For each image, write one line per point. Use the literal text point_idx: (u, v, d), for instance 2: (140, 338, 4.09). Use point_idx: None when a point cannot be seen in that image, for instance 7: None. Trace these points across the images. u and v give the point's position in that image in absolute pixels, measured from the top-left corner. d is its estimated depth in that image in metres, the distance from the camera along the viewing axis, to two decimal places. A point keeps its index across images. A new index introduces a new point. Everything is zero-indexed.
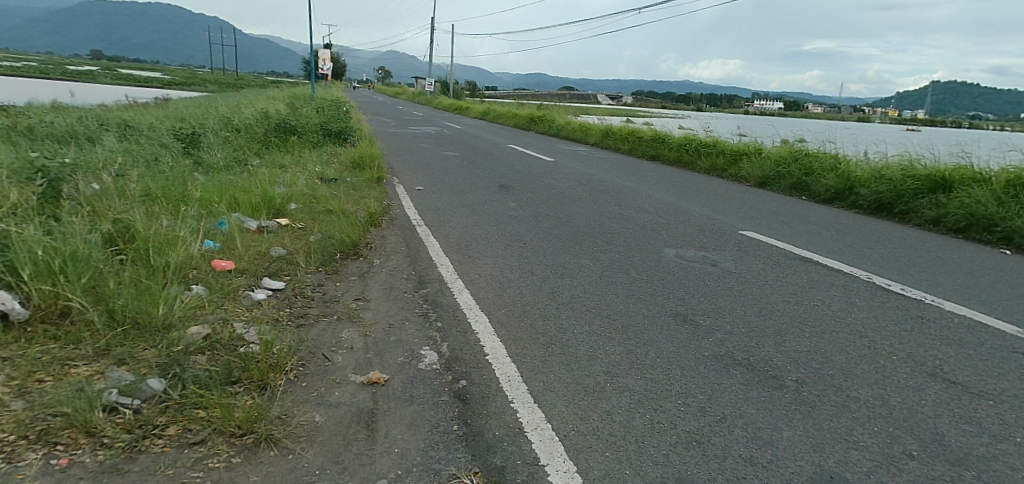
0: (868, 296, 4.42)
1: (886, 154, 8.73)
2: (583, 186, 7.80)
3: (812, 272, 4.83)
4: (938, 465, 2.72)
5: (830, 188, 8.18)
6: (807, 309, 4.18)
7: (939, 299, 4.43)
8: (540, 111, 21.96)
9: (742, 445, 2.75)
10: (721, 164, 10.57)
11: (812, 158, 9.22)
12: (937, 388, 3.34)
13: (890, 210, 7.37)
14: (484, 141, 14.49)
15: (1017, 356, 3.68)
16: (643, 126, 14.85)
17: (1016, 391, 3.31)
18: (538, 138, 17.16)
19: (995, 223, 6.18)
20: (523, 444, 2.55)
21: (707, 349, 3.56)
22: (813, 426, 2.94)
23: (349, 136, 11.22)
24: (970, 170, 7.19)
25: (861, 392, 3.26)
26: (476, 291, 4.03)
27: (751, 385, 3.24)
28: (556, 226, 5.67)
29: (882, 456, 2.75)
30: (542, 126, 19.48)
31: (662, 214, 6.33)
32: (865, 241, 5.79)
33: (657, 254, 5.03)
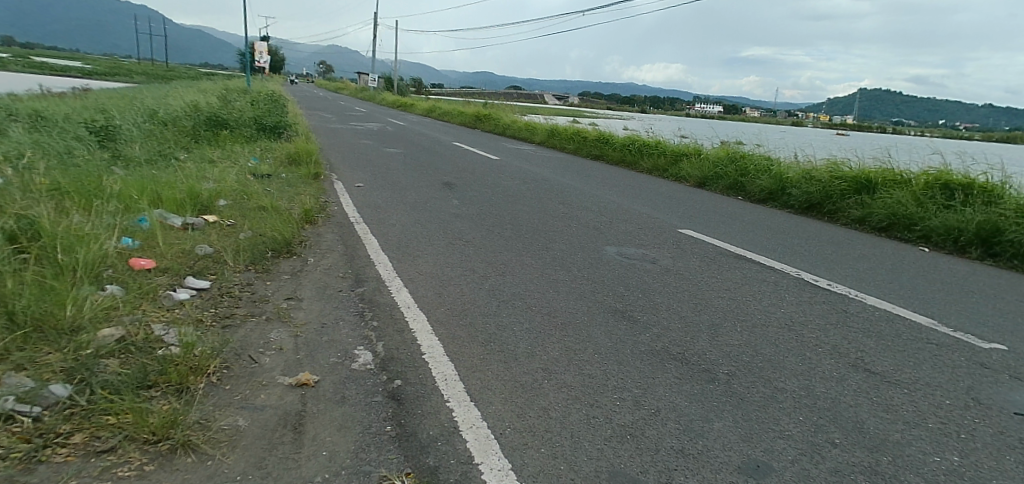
0: (797, 292, 4.60)
1: (815, 157, 9.15)
2: (527, 184, 7.84)
3: (745, 268, 4.99)
4: (857, 451, 2.86)
5: (764, 189, 8.50)
6: (739, 304, 4.31)
7: (862, 294, 4.66)
8: (486, 109, 22.00)
9: (675, 437, 2.82)
10: (662, 165, 10.82)
11: (747, 159, 9.56)
12: (859, 378, 3.51)
13: (819, 210, 7.71)
14: (429, 138, 14.35)
15: (930, 347, 3.92)
16: (587, 127, 15.03)
17: (928, 380, 3.53)
18: (483, 136, 17.19)
19: (915, 222, 6.58)
20: (457, 443, 2.52)
21: (644, 344, 3.63)
22: (742, 417, 3.04)
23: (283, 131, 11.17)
24: (891, 172, 7.61)
25: (788, 383, 3.39)
26: (414, 289, 3.98)
27: (684, 379, 3.32)
28: (499, 224, 5.67)
29: (807, 445, 2.87)
30: (488, 124, 19.51)
31: (603, 212, 6.42)
32: (796, 239, 6.03)
33: (598, 252, 5.08)
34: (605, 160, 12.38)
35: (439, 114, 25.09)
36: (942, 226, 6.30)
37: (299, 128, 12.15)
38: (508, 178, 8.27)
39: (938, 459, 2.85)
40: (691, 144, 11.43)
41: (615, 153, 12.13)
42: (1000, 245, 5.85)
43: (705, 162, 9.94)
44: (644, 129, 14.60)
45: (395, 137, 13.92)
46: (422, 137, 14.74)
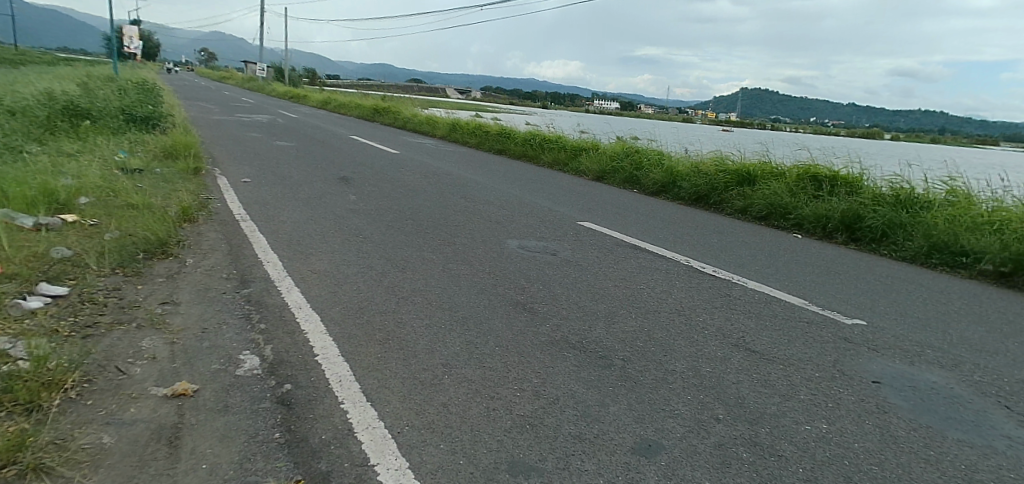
0: (686, 279, 4.87)
1: (702, 151, 9.72)
2: (428, 178, 7.75)
3: (639, 258, 5.21)
4: (738, 425, 3.08)
5: (657, 182, 8.94)
6: (633, 292, 4.50)
7: (744, 279, 5.00)
8: (385, 102, 21.50)
9: (572, 423, 2.91)
10: (562, 158, 11.08)
11: (641, 153, 10.00)
12: (740, 356, 3.77)
13: (706, 201, 8.20)
14: (325, 131, 13.81)
15: (802, 324, 4.29)
16: (489, 121, 15.10)
17: (800, 355, 3.86)
18: (385, 129, 16.80)
19: (789, 211, 7.18)
20: (351, 446, 2.44)
21: (545, 334, 3.70)
22: (635, 400, 3.19)
23: (158, 123, 10.32)
24: (768, 165, 8.25)
25: (677, 365, 3.59)
26: (307, 288, 3.81)
27: (582, 366, 3.42)
28: (399, 220, 5.56)
29: (694, 422, 3.06)
30: (388, 117, 19.07)
31: (504, 206, 6.47)
32: (685, 229, 6.37)
33: (500, 245, 5.11)
34: (507, 155, 12.49)
35: (336, 106, 24.19)
36: (812, 215, 6.92)
37: (176, 120, 11.28)
38: (409, 172, 8.13)
39: (808, 427, 3.13)
40: (590, 139, 11.79)
41: (517, 147, 12.29)
42: (861, 231, 6.54)
43: (603, 157, 10.30)
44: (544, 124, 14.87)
45: (288, 131, 13.28)
46: (319, 130, 14.16)
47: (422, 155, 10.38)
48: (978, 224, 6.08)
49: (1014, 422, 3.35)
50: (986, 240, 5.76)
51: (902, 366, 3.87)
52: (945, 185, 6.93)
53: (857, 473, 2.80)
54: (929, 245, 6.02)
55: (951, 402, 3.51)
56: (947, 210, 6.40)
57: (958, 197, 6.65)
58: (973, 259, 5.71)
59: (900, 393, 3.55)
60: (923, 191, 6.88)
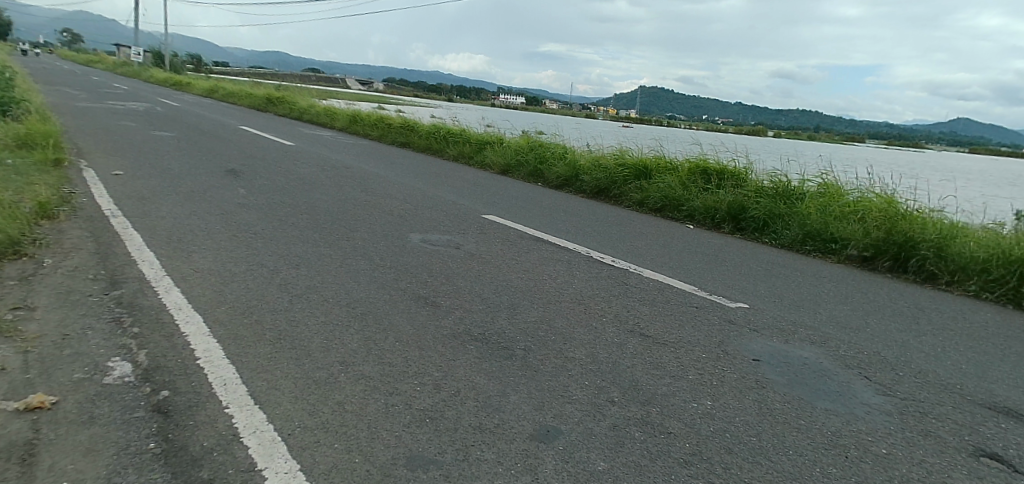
0: (586, 269, 5.02)
1: (603, 146, 10.06)
2: (326, 171, 7.48)
3: (541, 249, 5.31)
4: (632, 406, 3.23)
5: (560, 176, 9.15)
6: (535, 283, 4.58)
7: (639, 268, 5.23)
8: (281, 92, 20.51)
9: (473, 414, 2.92)
10: (467, 152, 11.09)
11: (545, 147, 10.21)
12: (635, 342, 3.95)
13: (606, 194, 8.52)
14: (212, 121, 12.97)
15: (691, 309, 4.55)
16: (393, 114, 14.77)
17: (689, 338, 4.10)
18: (282, 120, 16.02)
19: (681, 203, 7.61)
20: (237, 451, 2.32)
21: (447, 328, 3.69)
22: (536, 388, 3.26)
23: (11, 109, 9.24)
24: (663, 159, 8.67)
25: (576, 352, 3.70)
26: (188, 288, 3.57)
27: (483, 358, 3.44)
28: (294, 214, 5.33)
29: (590, 406, 3.17)
30: (285, 107, 18.19)
31: (407, 199, 6.38)
32: (585, 221, 6.57)
33: (402, 239, 5.04)
34: (411, 147, 12.32)
35: (226, 94, 22.74)
36: (702, 207, 7.38)
37: (35, 106, 10.17)
38: (305, 165, 7.81)
39: (694, 404, 3.33)
40: (496, 133, 11.87)
41: (422, 141, 12.13)
42: (745, 221, 7.06)
43: (508, 150, 10.42)
44: (449, 117, 14.76)
45: (171, 120, 12.35)
46: (206, 120, 13.27)
47: (319, 148, 10.00)
48: (844, 213, 6.73)
49: (871, 390, 3.74)
50: (851, 228, 6.40)
51: (778, 344, 4.21)
52: (817, 178, 7.59)
53: (738, 445, 3.02)
54: (804, 233, 6.60)
55: (819, 375, 3.86)
56: (818, 201, 7.03)
57: (828, 189, 7.30)
58: (841, 245, 6.33)
59: (776, 369, 3.86)
60: (798, 183, 7.50)
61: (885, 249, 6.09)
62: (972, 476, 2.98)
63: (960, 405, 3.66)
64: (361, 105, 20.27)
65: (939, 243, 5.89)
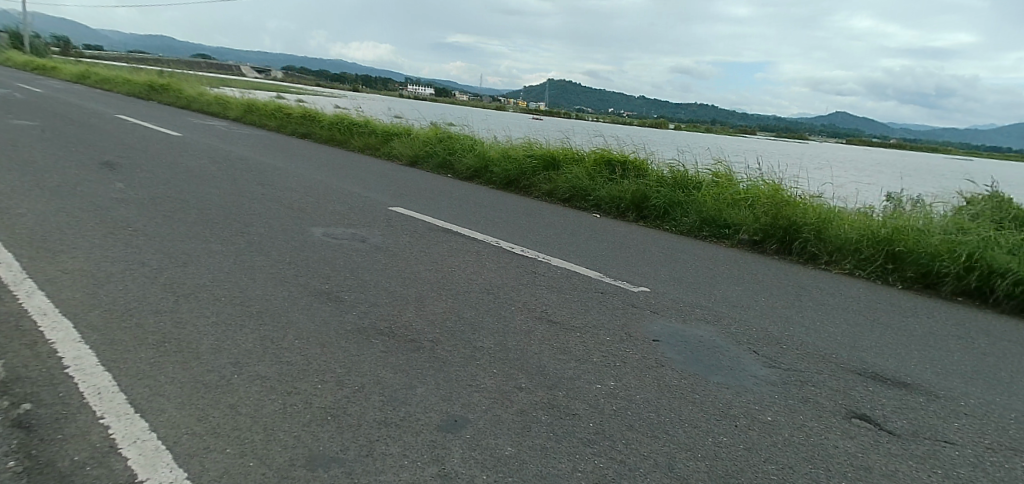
0: (495, 259, 5.05)
1: (512, 137, 10.15)
2: (219, 164, 7.05)
3: (450, 241, 5.28)
4: (539, 391, 3.29)
5: (469, 167, 9.16)
6: (443, 274, 4.55)
7: (547, 257, 5.33)
8: (167, 80, 19.06)
9: (378, 409, 2.87)
10: (375, 144, 10.84)
11: (454, 139, 10.17)
12: (542, 328, 4.02)
13: (516, 185, 8.62)
14: (87, 110, 11.85)
15: (596, 295, 4.70)
16: (295, 106, 14.15)
17: (594, 322, 4.23)
18: (170, 110, 14.92)
19: (588, 193, 7.85)
20: (114, 463, 2.15)
21: (350, 323, 3.59)
22: (443, 379, 3.24)
23: None
24: (570, 151, 8.87)
25: (484, 341, 3.72)
26: (55, 292, 3.26)
27: (389, 352, 3.38)
28: (182, 210, 4.99)
29: (498, 393, 3.21)
30: (173, 95, 16.93)
31: (309, 192, 6.14)
32: (495, 212, 6.61)
33: (303, 234, 4.84)
34: (315, 139, 11.86)
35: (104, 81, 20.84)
36: (608, 196, 7.64)
37: None
38: (195, 157, 7.32)
39: (599, 385, 3.45)
40: (405, 124, 11.68)
41: (326, 132, 11.70)
42: (647, 209, 7.38)
43: (416, 142, 10.30)
44: (354, 107, 14.31)
45: (37, 108, 11.15)
46: (81, 109, 12.10)
47: (211, 139, 9.38)
48: (736, 200, 7.18)
49: (759, 364, 4.02)
50: (742, 214, 6.85)
51: (677, 325, 4.44)
52: (712, 167, 8.05)
53: (638, 421, 3.16)
54: (701, 220, 6.99)
55: (713, 352, 4.11)
56: (713, 189, 7.46)
57: (722, 178, 7.75)
58: (733, 230, 6.77)
59: (674, 348, 4.07)
60: (695, 173, 7.92)
61: (772, 233, 6.57)
62: (845, 435, 3.28)
63: (835, 373, 4.01)
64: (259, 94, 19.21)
65: (818, 226, 6.43)
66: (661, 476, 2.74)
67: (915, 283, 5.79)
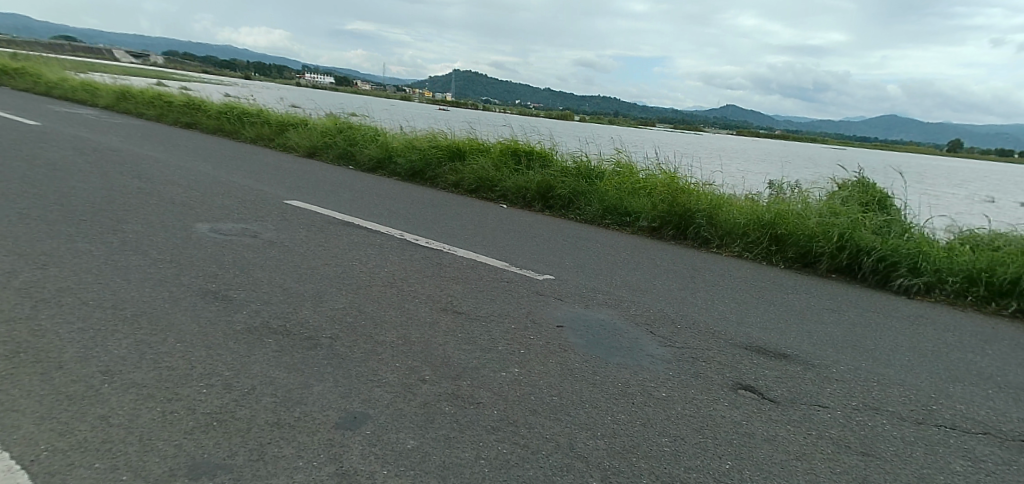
0: (399, 251, 4.96)
1: (417, 128, 10.01)
2: (89, 156, 6.45)
3: (351, 234, 5.13)
4: (443, 382, 3.28)
5: (373, 158, 8.96)
6: (344, 268, 4.42)
7: (453, 248, 5.30)
8: (29, 64, 17.19)
9: (270, 411, 2.75)
10: (271, 135, 10.35)
11: (356, 130, 9.89)
12: (447, 319, 4.01)
13: (421, 177, 8.52)
14: None
15: (501, 284, 4.74)
16: (180, 94, 13.20)
17: (499, 311, 4.26)
18: (33, 97, 13.48)
19: (495, 184, 7.90)
20: None
21: (240, 322, 3.41)
22: (342, 375, 3.15)
23: None
24: (476, 142, 8.87)
25: (387, 335, 3.65)
26: None
27: (284, 351, 3.24)
28: (44, 207, 4.54)
29: (400, 387, 3.16)
30: (37, 80, 15.29)
31: (195, 186, 5.76)
32: (399, 204, 6.49)
33: (187, 230, 4.54)
34: (204, 130, 11.15)
35: None
36: (514, 187, 7.73)
37: None
38: (60, 149, 6.66)
39: (503, 373, 3.48)
40: (303, 115, 11.22)
41: (216, 123, 11.04)
42: (553, 199, 7.53)
43: (314, 133, 9.94)
44: (247, 96, 13.52)
45: None
46: None
47: (82, 129, 8.58)
48: (635, 188, 7.48)
49: (656, 343, 4.23)
50: (642, 202, 7.15)
51: (580, 310, 4.56)
52: (613, 157, 8.33)
53: (541, 405, 3.22)
54: (603, 209, 7.23)
55: (613, 334, 4.27)
56: (614, 178, 7.73)
57: (622, 167, 8.05)
58: (634, 217, 7.06)
59: (576, 332, 4.18)
60: (598, 163, 8.16)
61: (668, 219, 6.91)
62: (732, 406, 3.52)
63: (724, 349, 4.28)
64: (140, 82, 17.76)
65: (710, 212, 6.83)
66: (562, 457, 2.81)
67: (795, 263, 6.29)
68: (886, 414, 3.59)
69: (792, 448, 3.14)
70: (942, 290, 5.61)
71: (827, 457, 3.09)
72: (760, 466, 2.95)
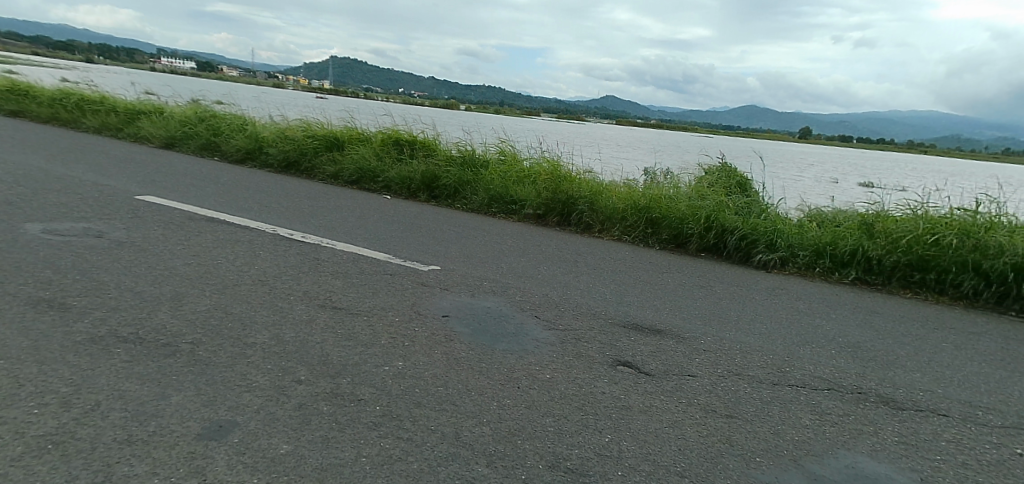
0: (271, 247, 4.69)
1: (288, 117, 9.49)
2: None
3: (217, 231, 4.78)
4: (321, 382, 3.14)
5: (241, 149, 8.41)
6: (208, 268, 4.10)
7: (332, 241, 5.09)
8: None
9: (118, 427, 2.49)
10: (120, 124, 9.39)
11: (220, 119, 9.22)
12: (325, 316, 3.84)
13: (296, 168, 8.12)
14: None
15: (384, 276, 4.62)
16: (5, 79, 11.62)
17: (381, 304, 4.15)
18: None
19: (376, 174, 7.70)
20: None
21: (80, 333, 3.07)
22: (205, 382, 2.92)
23: None
24: (355, 131, 8.57)
25: (258, 336, 3.43)
26: None
27: (136, 360, 2.95)
28: None
29: (273, 390, 2.98)
30: None
31: (24, 182, 5.10)
32: (273, 197, 6.13)
33: (14, 232, 4.02)
34: (38, 120, 9.91)
35: None
36: (397, 177, 7.57)
37: None
38: None
39: (385, 367, 3.40)
40: (159, 103, 10.29)
41: (51, 111, 9.84)
42: (438, 189, 7.47)
43: (171, 122, 9.14)
44: (91, 82, 12.14)
45: None
46: None
47: None
48: (520, 177, 7.60)
49: (540, 327, 4.32)
50: (526, 190, 7.28)
51: (465, 299, 4.56)
52: (497, 146, 8.40)
53: (426, 397, 3.18)
54: (489, 198, 7.27)
55: (498, 321, 4.31)
56: (499, 167, 7.80)
57: (507, 156, 8.14)
58: (519, 205, 7.17)
59: (461, 321, 4.17)
60: (482, 152, 8.19)
61: (552, 206, 7.10)
62: (611, 382, 3.68)
63: (605, 328, 4.47)
64: None
65: (590, 199, 7.09)
66: (447, 447, 2.79)
67: (669, 243, 6.70)
68: (747, 378, 3.91)
69: (665, 416, 3.34)
70: (794, 264, 6.21)
71: (696, 422, 3.32)
72: (637, 436, 3.11)
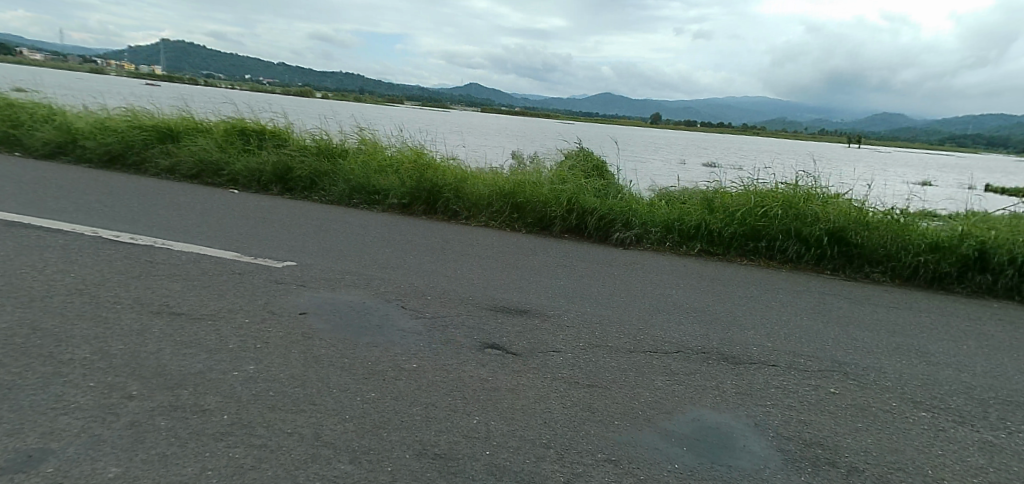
0: (92, 252, 4.17)
1: (109, 106, 8.47)
2: None
3: (22, 238, 4.17)
4: (157, 395, 2.84)
5: (50, 142, 7.39)
6: (11, 281, 3.57)
7: (168, 242, 4.63)
8: None
9: None
10: None
11: (20, 109, 8.01)
12: (162, 323, 3.49)
13: (122, 162, 7.28)
14: None
15: (232, 276, 4.29)
16: None
17: (229, 306, 3.85)
18: None
19: (220, 167, 7.11)
20: None
21: None
22: (8, 411, 2.55)
23: None
24: (192, 121, 7.85)
25: (76, 351, 3.04)
26: None
27: None
28: None
29: (97, 409, 2.66)
30: None
31: None
32: (95, 196, 5.45)
33: None
34: None
35: None
36: (245, 170, 7.05)
37: None
38: None
39: (235, 373, 3.15)
40: None
41: None
42: (293, 181, 7.07)
43: None
44: None
45: None
46: None
47: None
48: (382, 167, 7.40)
49: (407, 317, 4.26)
50: (388, 179, 7.11)
51: (325, 294, 4.37)
52: (356, 135, 8.10)
53: (282, 400, 3.00)
54: (349, 188, 7.02)
55: (362, 314, 4.17)
56: (359, 157, 7.54)
57: (368, 145, 7.89)
58: (383, 195, 6.99)
59: (322, 317, 3.99)
60: (340, 141, 7.86)
61: (417, 195, 7.00)
62: (479, 364, 3.72)
63: (472, 313, 4.50)
64: None
65: (455, 186, 7.08)
66: (306, 448, 2.66)
67: (534, 226, 6.89)
68: (605, 348, 4.14)
69: (531, 392, 3.44)
70: (648, 239, 6.67)
71: (560, 395, 3.45)
72: (504, 415, 3.17)
